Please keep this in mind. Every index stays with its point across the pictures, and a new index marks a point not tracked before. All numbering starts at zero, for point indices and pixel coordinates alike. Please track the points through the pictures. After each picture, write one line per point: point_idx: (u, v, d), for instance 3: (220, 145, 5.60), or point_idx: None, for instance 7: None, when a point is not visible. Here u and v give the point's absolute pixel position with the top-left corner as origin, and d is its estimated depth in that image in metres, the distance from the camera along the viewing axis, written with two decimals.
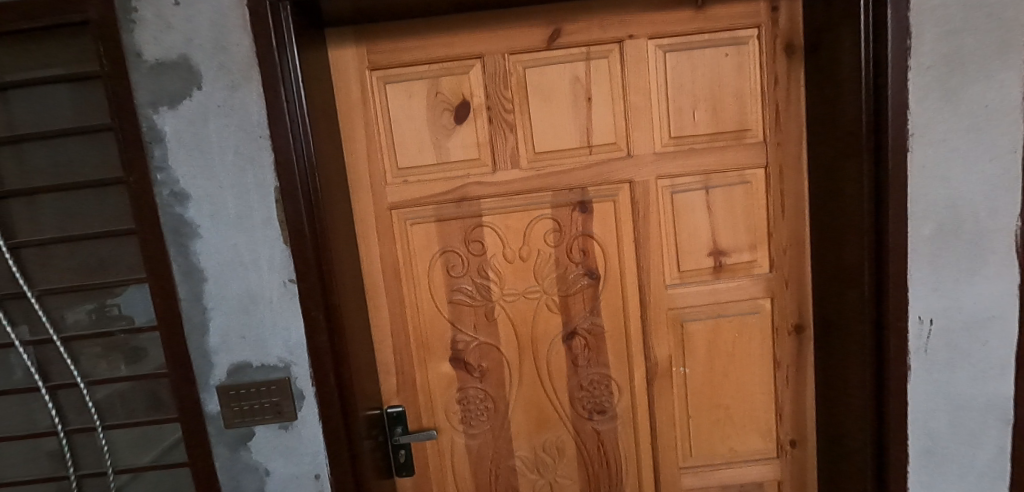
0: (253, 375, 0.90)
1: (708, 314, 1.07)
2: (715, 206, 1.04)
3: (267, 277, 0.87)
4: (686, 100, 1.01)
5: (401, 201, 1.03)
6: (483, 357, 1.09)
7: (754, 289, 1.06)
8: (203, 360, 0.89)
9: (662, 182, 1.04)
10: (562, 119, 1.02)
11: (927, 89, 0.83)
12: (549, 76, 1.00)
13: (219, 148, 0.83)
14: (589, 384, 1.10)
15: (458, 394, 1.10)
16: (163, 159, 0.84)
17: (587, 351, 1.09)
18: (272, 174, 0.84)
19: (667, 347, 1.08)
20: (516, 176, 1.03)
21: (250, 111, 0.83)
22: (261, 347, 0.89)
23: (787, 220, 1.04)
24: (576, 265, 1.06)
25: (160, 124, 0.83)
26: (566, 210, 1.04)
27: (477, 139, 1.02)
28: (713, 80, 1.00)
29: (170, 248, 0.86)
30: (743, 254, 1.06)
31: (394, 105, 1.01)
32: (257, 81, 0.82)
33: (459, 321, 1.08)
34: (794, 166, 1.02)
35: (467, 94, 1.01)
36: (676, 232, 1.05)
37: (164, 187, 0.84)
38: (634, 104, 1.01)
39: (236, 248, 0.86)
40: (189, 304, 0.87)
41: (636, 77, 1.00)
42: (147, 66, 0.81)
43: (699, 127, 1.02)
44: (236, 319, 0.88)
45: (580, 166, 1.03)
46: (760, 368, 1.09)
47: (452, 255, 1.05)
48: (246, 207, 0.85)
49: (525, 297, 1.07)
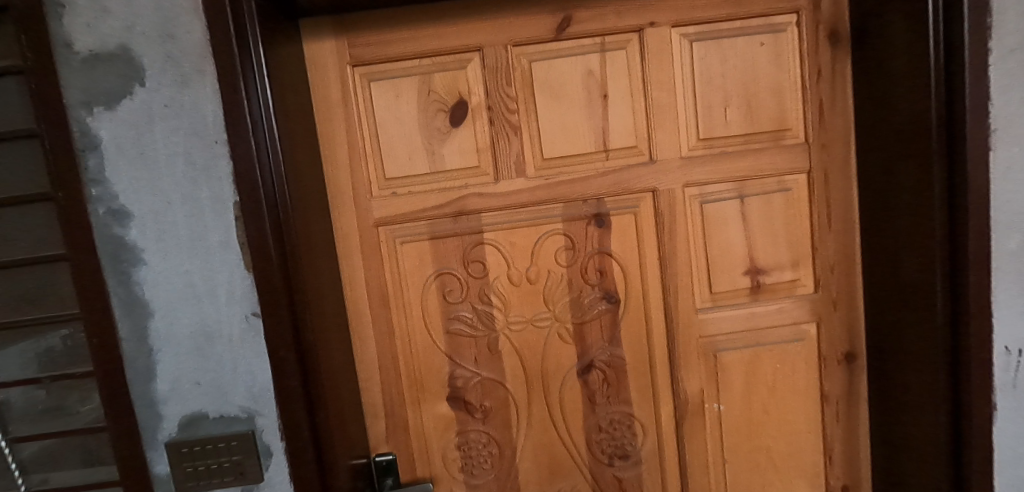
0: (210, 429, 0.74)
1: (746, 343, 0.93)
2: (751, 218, 0.90)
3: (226, 310, 0.72)
4: (717, 97, 0.88)
5: (388, 216, 0.89)
6: (485, 396, 0.94)
7: (799, 313, 0.92)
8: (150, 411, 0.74)
9: (689, 191, 0.90)
10: (574, 120, 0.88)
11: (1010, 77, 0.70)
12: (558, 71, 0.87)
13: (167, 157, 0.69)
14: (610, 425, 0.95)
15: (458, 438, 0.95)
16: (100, 170, 0.69)
17: (607, 387, 0.94)
18: (231, 187, 0.70)
19: (699, 380, 0.93)
20: (522, 187, 0.89)
21: (204, 112, 0.69)
22: (220, 394, 0.74)
23: (833, 233, 0.90)
24: (592, 287, 0.92)
25: (96, 128, 0.69)
26: (579, 225, 0.90)
27: (477, 143, 0.88)
28: (747, 73, 0.87)
29: (109, 278, 0.71)
30: (785, 273, 0.92)
31: (379, 105, 0.87)
32: (211, 74, 0.68)
33: (458, 354, 0.93)
34: (842, 172, 0.89)
35: (465, 92, 0.87)
36: (707, 248, 0.91)
37: (100, 204, 0.70)
38: (657, 101, 0.88)
39: (189, 277, 0.71)
40: (132, 344, 0.72)
41: (658, 71, 0.87)
42: (79, 58, 0.68)
43: (731, 127, 0.88)
44: (190, 361, 0.73)
45: (595, 173, 0.89)
46: (806, 404, 0.94)
47: (448, 278, 0.91)
48: (200, 226, 0.71)
49: (533, 325, 0.92)
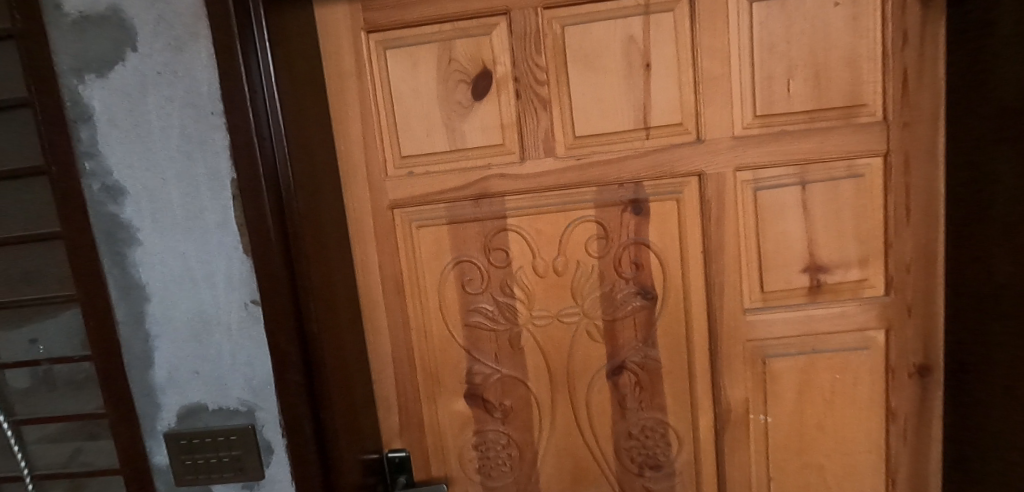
0: (209, 421, 0.70)
1: (800, 350, 0.82)
2: (814, 209, 0.79)
3: (224, 297, 0.67)
4: (780, 66, 0.76)
5: (404, 198, 0.82)
6: (505, 394, 0.87)
7: (864, 319, 0.80)
8: (149, 399, 0.70)
9: (742, 175, 0.79)
10: (611, 93, 0.78)
11: None
12: (595, 37, 0.77)
13: (162, 129, 0.64)
14: (641, 433, 0.87)
15: (475, 438, 0.89)
16: (93, 143, 0.65)
17: (639, 391, 0.85)
18: (228, 163, 0.64)
19: (745, 388, 0.83)
20: (550, 168, 0.80)
21: (199, 79, 0.63)
22: (219, 385, 0.69)
23: (912, 227, 0.78)
24: (625, 281, 0.83)
25: (88, 97, 0.64)
26: (614, 211, 0.81)
27: (501, 119, 0.80)
28: (817, 39, 0.75)
29: (104, 259, 0.67)
30: (850, 271, 0.80)
31: (395, 76, 0.80)
32: (206, 37, 0.62)
33: (477, 348, 0.86)
34: (925, 156, 0.76)
35: (489, 61, 0.78)
36: (760, 240, 0.80)
37: (94, 180, 0.65)
38: (708, 72, 0.76)
39: (186, 260, 0.66)
40: (129, 329, 0.68)
41: (711, 37, 0.76)
42: (70, 21, 0.62)
43: (794, 102, 0.76)
44: (188, 348, 0.69)
45: (633, 153, 0.79)
46: (867, 420, 0.83)
47: (468, 266, 0.84)
48: (196, 205, 0.65)
49: (559, 320, 0.84)
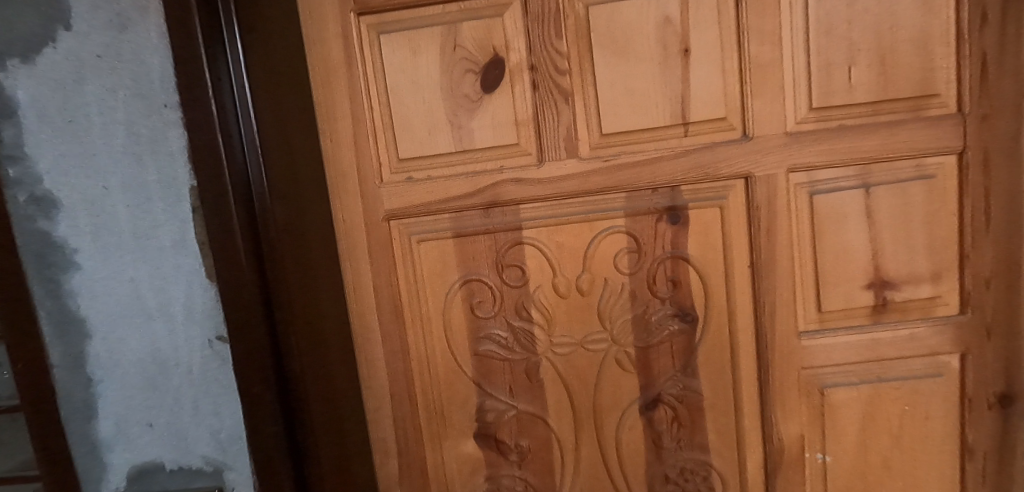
0: (167, 484, 0.59)
1: (863, 378, 0.71)
2: (879, 216, 0.68)
3: (183, 333, 0.56)
4: (839, 51, 0.65)
5: (402, 208, 0.70)
6: (522, 433, 0.75)
7: (936, 342, 0.70)
8: (93, 457, 0.58)
9: (796, 178, 0.68)
10: (644, 83, 0.67)
11: None
12: (624, 19, 0.66)
13: (103, 128, 0.52)
14: (680, 476, 0.75)
15: (487, 485, 0.77)
16: (17, 144, 0.52)
17: (676, 428, 0.74)
18: (186, 168, 0.53)
19: (800, 423, 0.72)
20: (573, 171, 0.69)
21: (148, 65, 0.51)
22: (178, 439, 0.58)
23: (992, 236, 0.67)
24: (660, 301, 0.71)
25: (10, 87, 0.51)
26: (647, 221, 0.69)
27: (516, 114, 0.68)
28: (883, 19, 0.64)
29: (35, 287, 0.54)
30: (921, 288, 0.69)
31: (390, 65, 0.68)
32: (157, 12, 0.51)
33: (488, 381, 0.74)
34: (1007, 154, 0.66)
35: (501, 46, 0.67)
36: (816, 253, 0.69)
37: (19, 190, 0.53)
38: (757, 58, 0.66)
39: (135, 288, 0.55)
40: (67, 373, 0.56)
41: (760, 18, 0.65)
42: None
43: (857, 92, 0.66)
44: (139, 395, 0.57)
45: (670, 153, 0.68)
46: (940, 458, 0.72)
47: (477, 286, 0.72)
48: (147, 220, 0.54)
49: (584, 347, 0.73)
